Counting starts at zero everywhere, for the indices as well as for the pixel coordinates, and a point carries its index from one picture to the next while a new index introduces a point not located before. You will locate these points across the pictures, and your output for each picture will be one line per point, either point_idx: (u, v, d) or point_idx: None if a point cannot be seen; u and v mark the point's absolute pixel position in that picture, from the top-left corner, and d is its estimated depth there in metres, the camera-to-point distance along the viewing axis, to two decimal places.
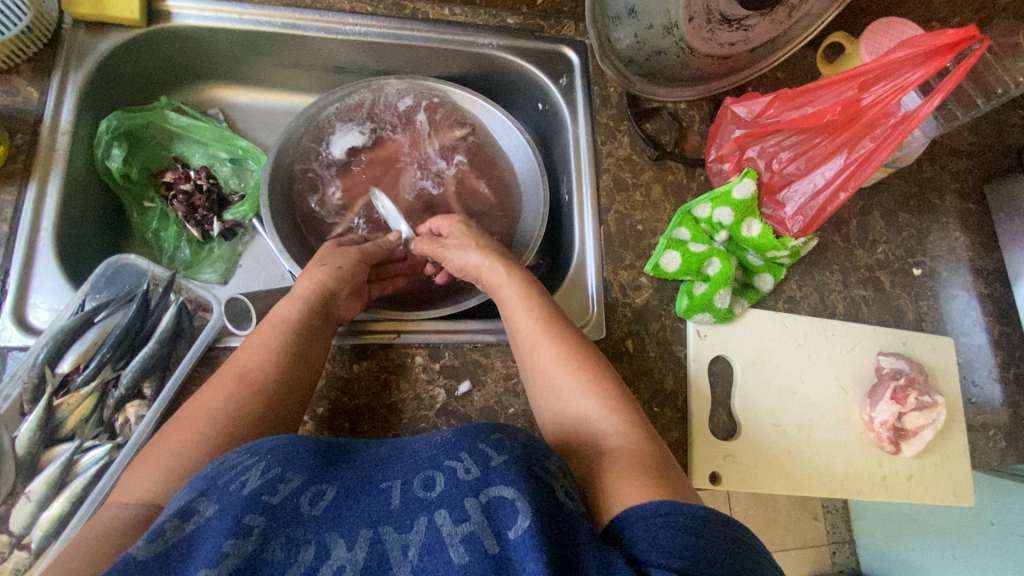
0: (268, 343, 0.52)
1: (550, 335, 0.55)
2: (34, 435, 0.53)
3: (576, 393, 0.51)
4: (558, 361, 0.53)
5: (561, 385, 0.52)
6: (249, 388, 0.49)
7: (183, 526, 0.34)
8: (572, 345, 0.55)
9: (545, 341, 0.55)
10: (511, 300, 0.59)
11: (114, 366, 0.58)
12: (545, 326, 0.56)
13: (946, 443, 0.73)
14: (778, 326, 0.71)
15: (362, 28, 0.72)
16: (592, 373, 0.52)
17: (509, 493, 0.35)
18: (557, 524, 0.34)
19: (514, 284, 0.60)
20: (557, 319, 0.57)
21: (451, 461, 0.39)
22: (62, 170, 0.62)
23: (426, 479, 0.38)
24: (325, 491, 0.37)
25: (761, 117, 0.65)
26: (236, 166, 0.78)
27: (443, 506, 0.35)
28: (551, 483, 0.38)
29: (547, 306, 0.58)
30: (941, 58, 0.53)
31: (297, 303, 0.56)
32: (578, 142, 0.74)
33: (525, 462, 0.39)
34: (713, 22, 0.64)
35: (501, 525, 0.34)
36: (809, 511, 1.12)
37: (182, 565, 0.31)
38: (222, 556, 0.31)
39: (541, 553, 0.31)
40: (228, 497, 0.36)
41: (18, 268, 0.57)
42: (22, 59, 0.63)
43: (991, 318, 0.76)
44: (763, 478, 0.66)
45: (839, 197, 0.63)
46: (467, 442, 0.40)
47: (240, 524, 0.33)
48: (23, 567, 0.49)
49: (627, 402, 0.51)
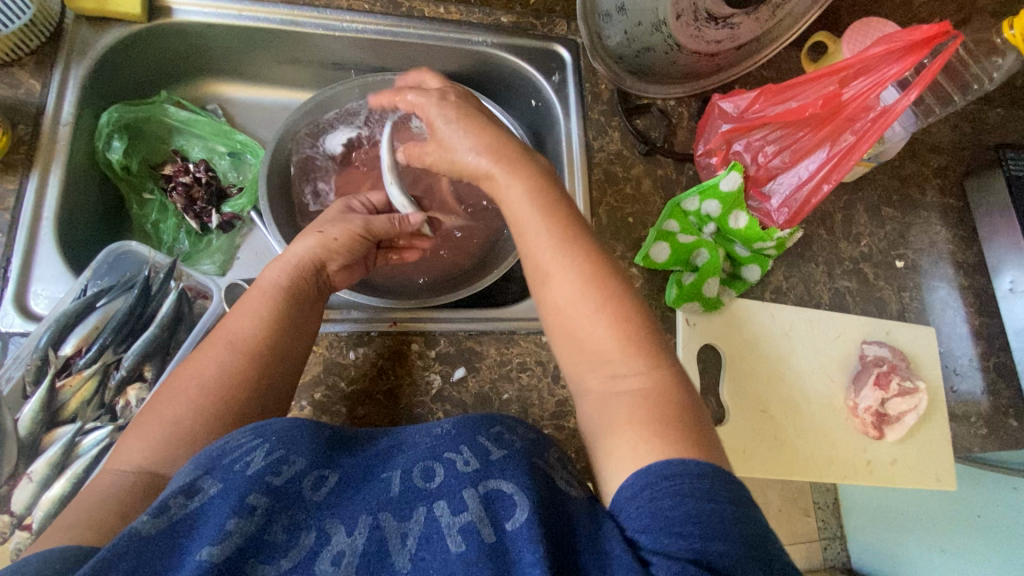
0: (258, 308, 0.53)
1: (566, 264, 0.48)
2: (38, 416, 0.55)
3: (595, 330, 0.46)
4: (576, 293, 0.47)
5: (579, 323, 0.47)
6: (241, 366, 0.49)
7: (187, 504, 0.34)
8: (593, 272, 0.48)
9: (561, 272, 0.48)
10: (524, 216, 0.50)
11: (115, 350, 0.60)
12: (561, 252, 0.48)
13: (928, 429, 0.75)
14: (766, 316, 0.73)
15: (359, 25, 0.73)
16: (620, 309, 0.47)
17: (507, 487, 0.36)
18: (554, 519, 0.35)
19: (525, 198, 0.50)
20: (575, 239, 0.49)
21: (451, 453, 0.40)
22: (64, 161, 0.63)
23: (425, 469, 0.39)
24: (327, 477, 0.38)
25: (747, 112, 0.67)
26: (235, 160, 0.79)
27: (442, 497, 0.36)
28: (550, 472, 0.40)
29: (564, 225, 0.49)
30: (917, 54, 0.56)
31: (286, 268, 0.56)
32: (570, 137, 0.76)
33: (524, 455, 0.40)
34: (701, 20, 0.65)
35: (499, 516, 0.35)
36: (800, 508, 1.04)
37: (186, 543, 0.32)
38: (226, 533, 0.32)
39: (537, 544, 0.33)
40: (232, 476, 0.36)
41: (20, 255, 0.59)
42: (25, 53, 0.64)
43: (971, 308, 0.79)
44: (753, 463, 0.69)
45: (823, 189, 0.65)
46: (467, 436, 0.42)
47: (243, 503, 0.34)
48: (24, 546, 0.50)
49: (651, 342, 0.46)
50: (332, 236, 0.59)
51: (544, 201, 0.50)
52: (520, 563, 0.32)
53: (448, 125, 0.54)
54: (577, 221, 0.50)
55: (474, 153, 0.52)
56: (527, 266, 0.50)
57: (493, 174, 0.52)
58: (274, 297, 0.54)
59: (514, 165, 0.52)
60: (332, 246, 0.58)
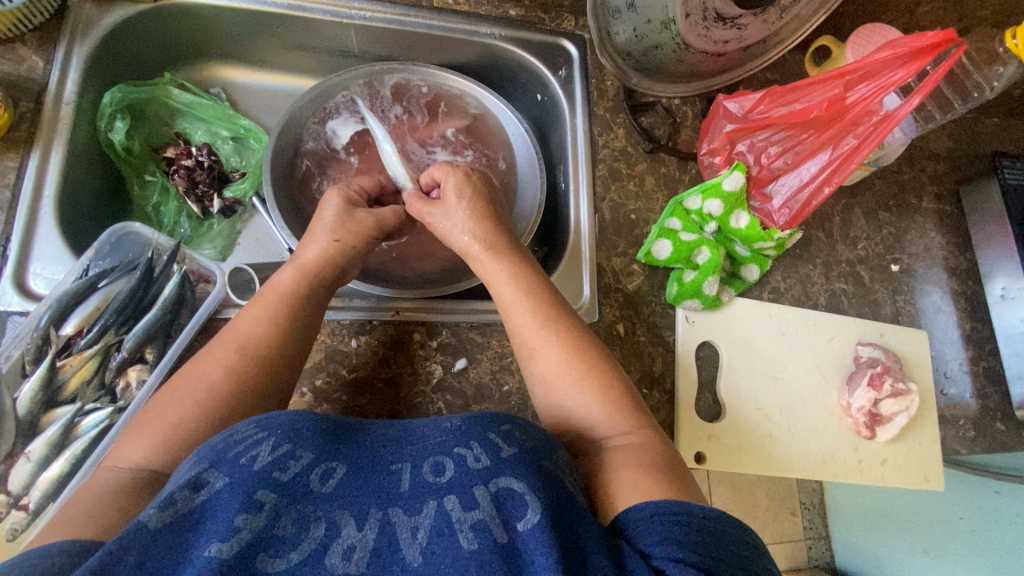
0: (265, 310, 0.53)
1: (551, 338, 0.55)
2: (37, 396, 0.54)
3: (590, 400, 0.52)
4: (563, 367, 0.53)
5: (568, 392, 0.52)
6: (239, 359, 0.50)
7: (194, 497, 0.35)
8: (575, 344, 0.54)
9: (546, 348, 0.54)
10: (512, 299, 0.58)
11: (117, 331, 0.59)
12: (552, 330, 0.55)
13: (918, 432, 0.76)
14: (765, 316, 0.74)
15: (367, 13, 0.73)
16: (602, 375, 0.53)
17: (518, 486, 0.37)
18: (565, 521, 0.36)
19: (509, 281, 0.59)
20: (555, 317, 0.56)
21: (461, 449, 0.40)
22: (66, 141, 0.62)
23: (435, 464, 0.39)
24: (335, 469, 0.38)
25: (752, 113, 0.68)
26: (237, 145, 0.78)
27: (452, 492, 0.36)
28: (561, 475, 0.41)
29: (546, 304, 0.57)
30: (921, 59, 0.57)
31: (291, 270, 0.57)
32: (575, 132, 0.76)
33: (535, 456, 0.41)
34: (709, 19, 0.66)
35: (509, 516, 0.35)
36: (788, 508, 1.14)
37: (194, 539, 0.32)
38: (236, 530, 0.32)
39: (550, 547, 0.33)
40: (238, 471, 0.36)
41: (21, 233, 0.58)
42: (27, 28, 0.63)
43: (963, 314, 0.80)
44: (747, 461, 0.69)
45: (824, 191, 0.66)
46: (477, 432, 0.42)
47: (252, 499, 0.34)
48: (20, 526, 0.51)
49: (632, 405, 0.52)
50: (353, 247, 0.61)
51: (528, 280, 0.59)
52: (531, 565, 0.33)
53: (458, 202, 0.63)
54: (559, 299, 0.59)
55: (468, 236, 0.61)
56: (516, 344, 0.57)
57: (486, 264, 0.60)
58: (284, 297, 0.55)
59: (504, 252, 0.60)
60: (340, 247, 0.60)
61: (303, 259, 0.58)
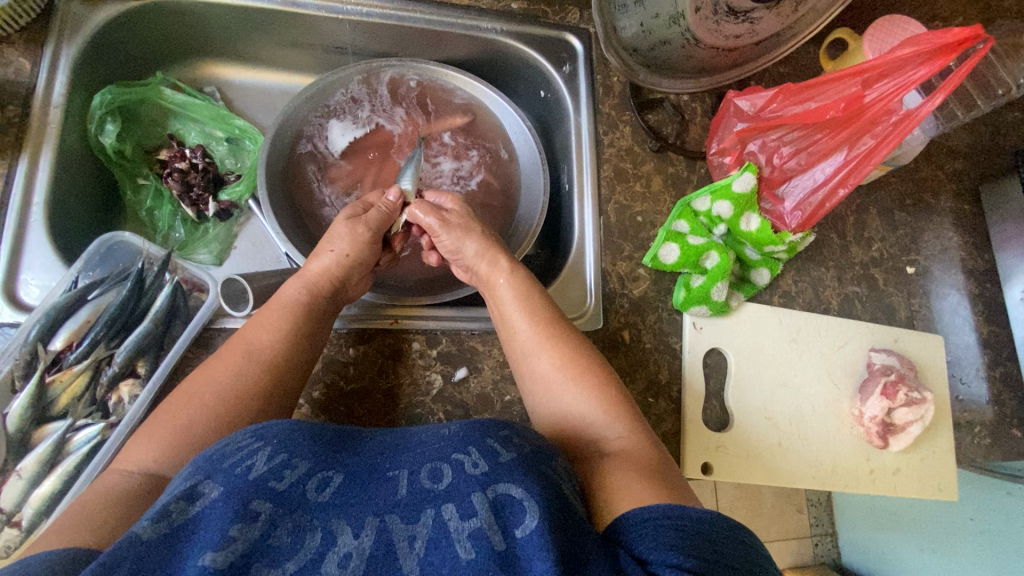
0: (256, 323, 0.52)
1: (551, 344, 0.54)
2: (27, 412, 0.53)
3: (595, 415, 0.50)
4: (559, 371, 0.53)
5: (563, 395, 0.52)
6: (229, 378, 0.48)
7: (188, 509, 0.33)
8: (571, 351, 0.54)
9: (539, 348, 0.54)
10: (509, 306, 0.57)
11: (107, 345, 0.58)
12: (549, 338, 0.55)
13: (931, 440, 0.74)
14: (775, 321, 0.72)
15: (364, 9, 0.70)
16: (595, 375, 0.53)
17: (516, 492, 0.35)
18: (568, 531, 0.34)
19: (508, 289, 0.58)
20: (553, 324, 0.56)
21: (459, 455, 0.39)
22: (55, 146, 0.61)
23: (433, 470, 0.38)
24: (332, 478, 0.37)
25: (764, 112, 0.65)
26: (232, 146, 0.76)
27: (450, 501, 0.35)
28: (559, 480, 0.39)
29: (547, 313, 0.57)
30: (945, 57, 0.53)
31: (304, 284, 0.57)
32: (580, 130, 0.74)
33: (535, 462, 0.39)
34: (719, 13, 0.62)
35: (508, 522, 0.33)
36: (795, 505, 1.15)
37: (186, 547, 0.31)
38: (229, 539, 0.31)
39: (548, 551, 0.31)
40: (234, 480, 0.35)
41: (9, 244, 0.56)
42: (14, 29, 0.61)
43: (980, 317, 0.77)
44: (755, 471, 0.67)
45: (839, 193, 0.63)
46: (476, 437, 0.40)
47: (246, 509, 0.33)
48: (14, 543, 0.51)
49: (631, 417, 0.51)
50: (344, 253, 0.59)
51: (525, 290, 0.58)
52: (530, 570, 0.31)
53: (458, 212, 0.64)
54: (552, 310, 0.58)
55: (470, 240, 0.61)
56: (511, 347, 0.57)
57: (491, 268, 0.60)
58: (279, 313, 0.53)
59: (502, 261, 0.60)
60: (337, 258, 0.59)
61: (307, 273, 0.58)
